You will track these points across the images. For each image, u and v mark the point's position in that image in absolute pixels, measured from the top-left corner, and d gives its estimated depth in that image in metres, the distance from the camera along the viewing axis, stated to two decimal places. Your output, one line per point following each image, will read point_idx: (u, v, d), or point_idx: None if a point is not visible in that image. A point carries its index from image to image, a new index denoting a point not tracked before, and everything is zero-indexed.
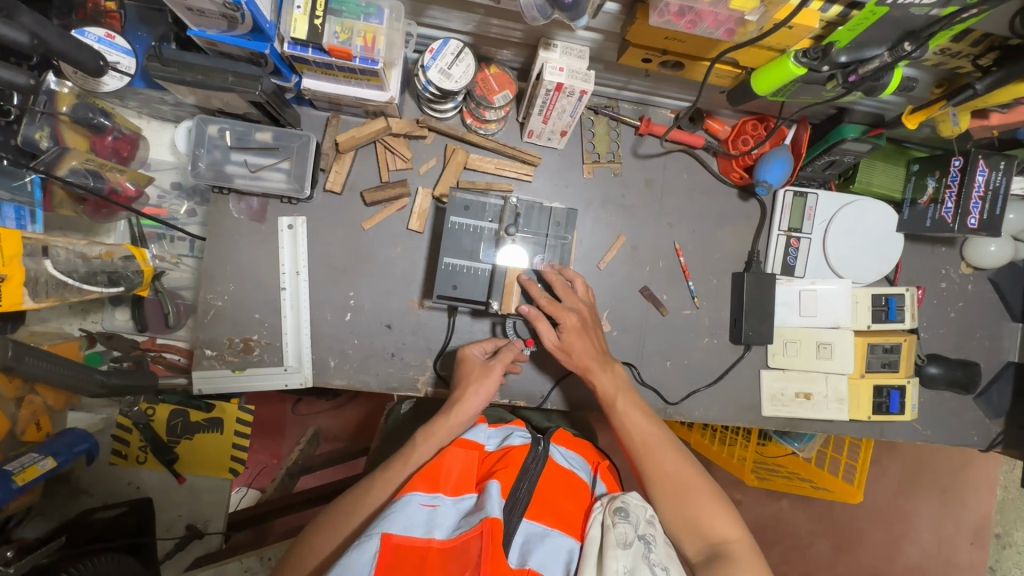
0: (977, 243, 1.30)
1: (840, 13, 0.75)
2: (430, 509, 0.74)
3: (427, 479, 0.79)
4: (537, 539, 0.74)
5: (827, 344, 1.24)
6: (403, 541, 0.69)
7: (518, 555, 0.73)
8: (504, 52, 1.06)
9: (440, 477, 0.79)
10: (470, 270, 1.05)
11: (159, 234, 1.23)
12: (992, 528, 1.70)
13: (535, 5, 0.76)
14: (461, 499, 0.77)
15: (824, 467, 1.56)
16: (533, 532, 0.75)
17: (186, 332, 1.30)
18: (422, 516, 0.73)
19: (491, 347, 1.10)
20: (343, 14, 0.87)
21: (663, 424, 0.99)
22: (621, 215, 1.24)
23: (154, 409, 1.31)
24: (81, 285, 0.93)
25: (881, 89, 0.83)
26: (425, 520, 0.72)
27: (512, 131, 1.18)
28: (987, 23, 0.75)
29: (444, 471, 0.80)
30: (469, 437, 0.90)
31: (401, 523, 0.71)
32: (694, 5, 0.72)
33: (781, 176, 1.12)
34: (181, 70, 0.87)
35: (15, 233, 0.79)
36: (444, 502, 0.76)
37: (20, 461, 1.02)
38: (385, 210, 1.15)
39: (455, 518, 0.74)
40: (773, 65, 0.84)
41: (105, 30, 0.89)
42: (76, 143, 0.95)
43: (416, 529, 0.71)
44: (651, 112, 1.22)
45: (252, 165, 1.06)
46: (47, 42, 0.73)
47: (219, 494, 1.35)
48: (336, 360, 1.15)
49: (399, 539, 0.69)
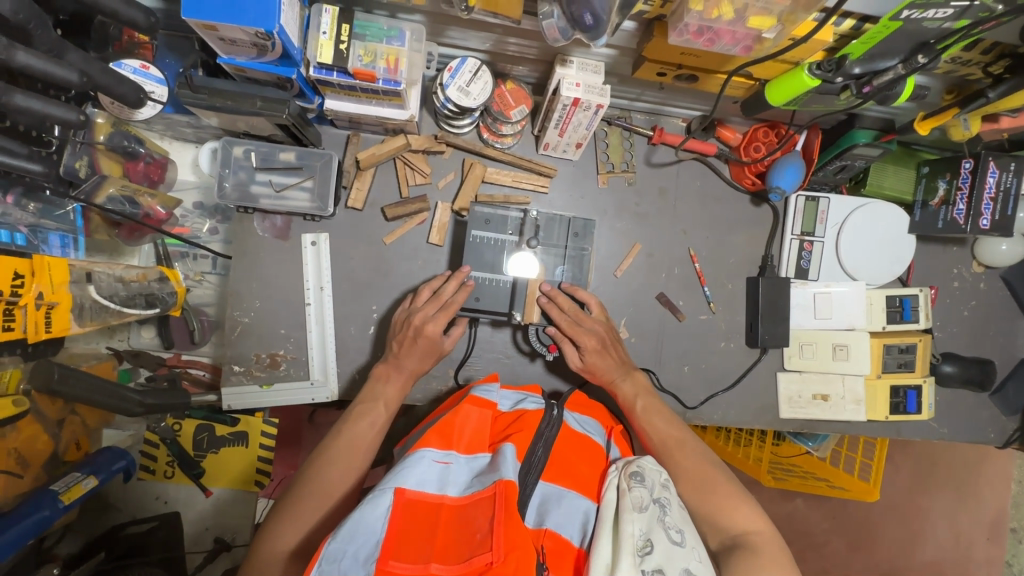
0: (988, 243, 1.31)
1: (852, 26, 0.79)
2: (443, 466, 0.76)
3: (441, 436, 0.81)
4: (554, 501, 0.77)
5: (844, 346, 1.25)
6: (415, 497, 0.71)
7: (536, 516, 0.75)
8: (519, 68, 1.09)
9: (453, 433, 0.82)
10: (493, 283, 1.08)
11: (183, 252, 1.25)
12: (1007, 522, 1.67)
13: (557, 25, 0.78)
14: (474, 458, 0.80)
15: (839, 466, 1.57)
16: (550, 493, 0.78)
17: (211, 348, 1.33)
18: (434, 473, 0.75)
19: (436, 281, 1.10)
20: (366, 38, 0.89)
21: (683, 427, 1.00)
22: (636, 223, 1.26)
23: (181, 424, 1.32)
24: (121, 308, 0.97)
25: (894, 98, 0.86)
26: (437, 477, 0.75)
27: (527, 144, 1.21)
28: (998, 34, 0.77)
29: (457, 428, 0.83)
30: (481, 395, 0.91)
31: (415, 479, 0.72)
32: (712, 25, 0.74)
33: (794, 182, 1.14)
34: (210, 96, 0.89)
35: (62, 261, 0.82)
36: (457, 460, 0.78)
37: (65, 480, 1.05)
38: (406, 225, 1.17)
39: (467, 476, 0.77)
40: (786, 77, 0.86)
41: (140, 61, 0.91)
42: (112, 170, 0.97)
43: (430, 485, 0.73)
44: (663, 121, 1.24)
45: (277, 185, 1.08)
46: (93, 78, 0.76)
47: (245, 507, 1.37)
48: (360, 373, 1.17)
49: (412, 495, 0.71)
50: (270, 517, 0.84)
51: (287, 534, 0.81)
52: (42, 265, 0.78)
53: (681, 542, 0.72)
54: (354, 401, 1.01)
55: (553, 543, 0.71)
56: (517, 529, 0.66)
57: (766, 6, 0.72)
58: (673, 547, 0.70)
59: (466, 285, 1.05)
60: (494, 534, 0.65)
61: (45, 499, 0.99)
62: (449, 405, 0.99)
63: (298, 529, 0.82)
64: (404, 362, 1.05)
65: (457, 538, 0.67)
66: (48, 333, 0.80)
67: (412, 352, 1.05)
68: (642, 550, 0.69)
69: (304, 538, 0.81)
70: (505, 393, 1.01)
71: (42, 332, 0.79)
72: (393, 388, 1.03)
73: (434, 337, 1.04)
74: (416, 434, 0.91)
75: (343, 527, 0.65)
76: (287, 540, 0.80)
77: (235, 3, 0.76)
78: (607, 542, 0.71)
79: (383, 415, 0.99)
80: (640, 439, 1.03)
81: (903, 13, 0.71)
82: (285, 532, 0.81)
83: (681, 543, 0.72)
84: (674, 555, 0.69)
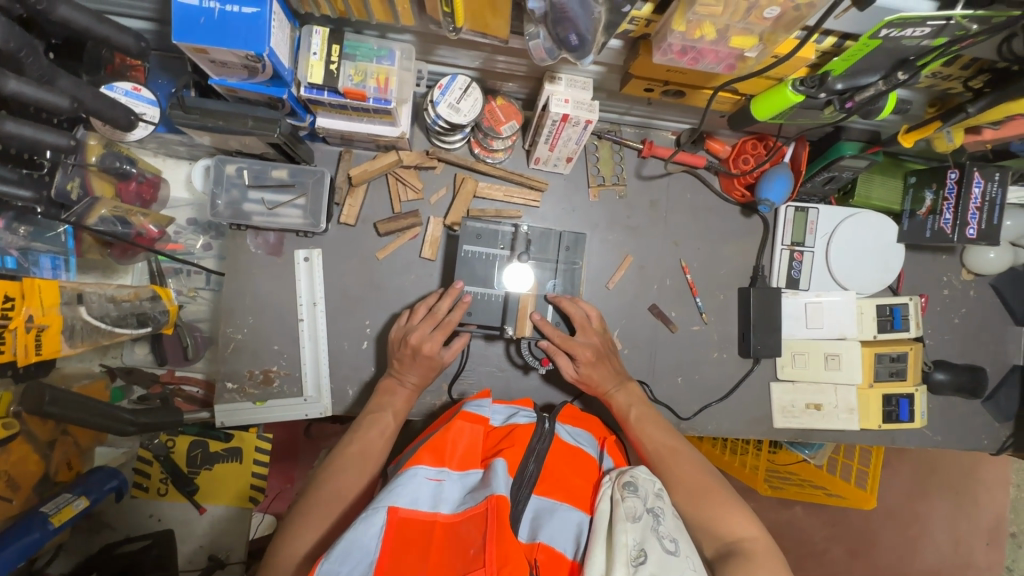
0: (976, 250, 1.32)
1: (834, 44, 0.80)
2: (436, 483, 0.76)
3: (433, 453, 0.81)
4: (546, 514, 0.76)
5: (835, 355, 1.26)
6: (408, 515, 0.71)
7: (528, 530, 0.75)
8: (509, 84, 1.10)
9: (446, 449, 0.82)
10: (485, 297, 1.08)
11: (176, 269, 1.25)
12: (1007, 527, 1.70)
13: (543, 46, 0.80)
14: (466, 474, 0.80)
15: (836, 474, 1.57)
16: (543, 507, 0.78)
17: (204, 364, 1.32)
18: (427, 491, 0.75)
19: (431, 298, 1.11)
20: (357, 58, 0.90)
21: (678, 436, 1.00)
22: (628, 236, 1.27)
23: (174, 441, 1.33)
24: (112, 328, 0.97)
25: (878, 113, 0.88)
26: (430, 495, 0.75)
27: (518, 159, 1.22)
28: (976, 51, 0.78)
29: (450, 444, 0.83)
30: (472, 410, 0.92)
31: (408, 497, 0.72)
32: (696, 44, 0.75)
33: (783, 193, 1.15)
34: (202, 117, 0.90)
35: (53, 283, 0.83)
36: (450, 476, 0.78)
37: (56, 501, 1.05)
38: (398, 240, 1.18)
39: (459, 493, 0.76)
40: (771, 93, 0.88)
41: (131, 83, 0.92)
42: (103, 191, 0.98)
43: (422, 503, 0.73)
44: (653, 134, 1.26)
45: (268, 203, 1.09)
46: (84, 103, 0.77)
47: (239, 523, 1.36)
48: (354, 389, 1.17)
49: (405, 513, 0.71)
50: (284, 525, 0.83)
51: (302, 538, 0.81)
52: (33, 288, 0.79)
53: (675, 551, 0.71)
54: (362, 411, 1.02)
55: (546, 556, 0.70)
56: (510, 545, 0.66)
57: (747, 27, 0.73)
58: (667, 557, 0.69)
59: (460, 304, 1.06)
60: (486, 550, 0.64)
61: (34, 522, 0.99)
62: (443, 421, 0.99)
63: (313, 534, 0.81)
64: (407, 377, 1.05)
65: (451, 554, 0.67)
66: (38, 356, 0.80)
67: (412, 370, 1.05)
68: (636, 560, 0.68)
69: (315, 544, 0.80)
70: (497, 408, 1.02)
71: (33, 355, 0.79)
72: (401, 399, 1.03)
73: (432, 355, 1.04)
74: (410, 452, 0.91)
75: (337, 548, 0.65)
76: (303, 544, 0.80)
77: (224, 26, 0.76)
78: (600, 554, 0.70)
79: (392, 423, 0.99)
80: (634, 449, 1.03)
81: (882, 32, 0.72)
82: (300, 538, 0.81)
83: (674, 553, 0.71)
84: (668, 564, 0.68)
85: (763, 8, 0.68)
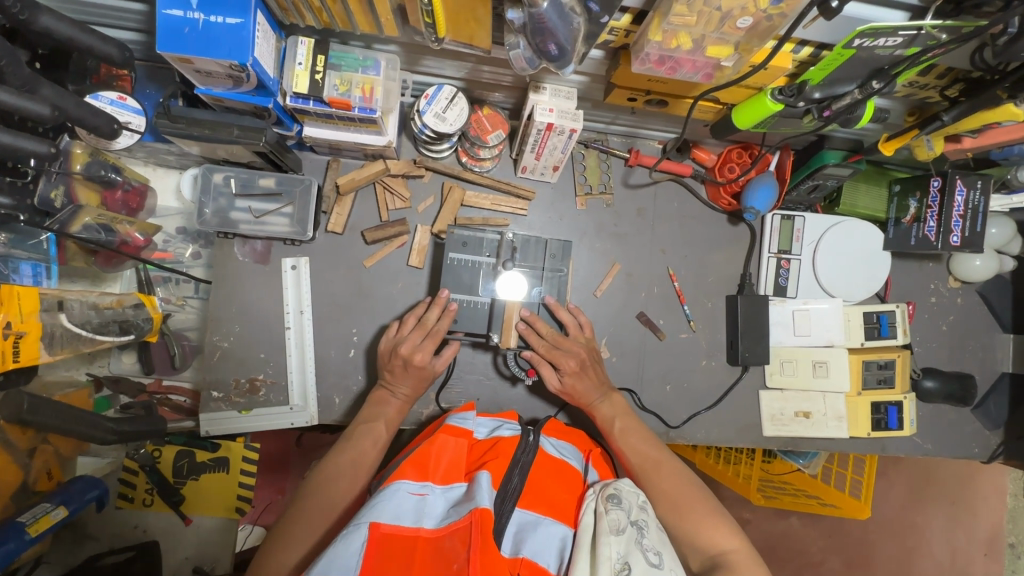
0: (962, 258, 1.32)
1: (810, 53, 0.82)
2: (419, 498, 0.75)
3: (417, 468, 0.80)
4: (530, 528, 0.75)
5: (823, 363, 1.26)
6: (391, 530, 0.69)
7: (511, 545, 0.73)
8: (495, 94, 1.12)
9: (429, 463, 0.81)
10: (471, 304, 1.09)
11: (164, 277, 1.26)
12: (1006, 538, 1.63)
13: (524, 56, 0.81)
14: (450, 488, 0.78)
15: (830, 483, 1.54)
16: (526, 521, 0.76)
17: (192, 373, 1.33)
18: (411, 506, 0.74)
19: (418, 306, 1.11)
20: (342, 68, 0.91)
21: (662, 447, 0.99)
22: (615, 244, 1.28)
23: (161, 450, 1.32)
24: (93, 335, 0.98)
25: (856, 121, 0.89)
26: (414, 509, 0.73)
27: (505, 168, 1.23)
28: (949, 59, 0.80)
29: (434, 458, 0.82)
30: (456, 424, 0.92)
31: (391, 513, 0.71)
32: (672, 54, 0.77)
33: (767, 203, 1.15)
34: (188, 126, 0.90)
35: (33, 290, 0.83)
36: (434, 491, 0.77)
37: (34, 511, 1.04)
38: (385, 248, 1.18)
39: (443, 508, 0.75)
40: (751, 102, 0.89)
41: (117, 93, 0.93)
42: (87, 199, 0.98)
43: (406, 518, 0.72)
44: (639, 144, 1.27)
45: (255, 211, 1.09)
46: (65, 110, 0.78)
47: (224, 535, 1.34)
48: (340, 398, 1.17)
49: (388, 528, 0.70)
50: (271, 536, 0.83)
51: (289, 552, 0.80)
52: (12, 295, 0.79)
53: (659, 564, 0.70)
54: (356, 421, 1.01)
55: (529, 571, 0.68)
56: (494, 560, 0.65)
57: (722, 37, 0.74)
58: (651, 570, 0.68)
59: (446, 310, 1.06)
60: (470, 564, 0.63)
61: (11, 532, 0.98)
62: (426, 435, 0.99)
63: (301, 547, 0.81)
64: (391, 386, 1.05)
65: (434, 570, 0.66)
66: (16, 363, 0.79)
67: (403, 379, 1.05)
68: (620, 573, 0.67)
69: (302, 560, 0.80)
70: (482, 421, 1.02)
71: (10, 362, 0.79)
72: (387, 409, 1.03)
73: (422, 365, 1.05)
74: (394, 465, 0.91)
75: (317, 565, 0.64)
76: (290, 559, 0.79)
77: (208, 37, 0.77)
78: (584, 567, 0.68)
79: (385, 434, 0.99)
80: (619, 460, 1.02)
81: (855, 41, 0.72)
82: (285, 551, 0.80)
83: (659, 565, 0.69)
84: None
85: (737, 18, 0.70)
